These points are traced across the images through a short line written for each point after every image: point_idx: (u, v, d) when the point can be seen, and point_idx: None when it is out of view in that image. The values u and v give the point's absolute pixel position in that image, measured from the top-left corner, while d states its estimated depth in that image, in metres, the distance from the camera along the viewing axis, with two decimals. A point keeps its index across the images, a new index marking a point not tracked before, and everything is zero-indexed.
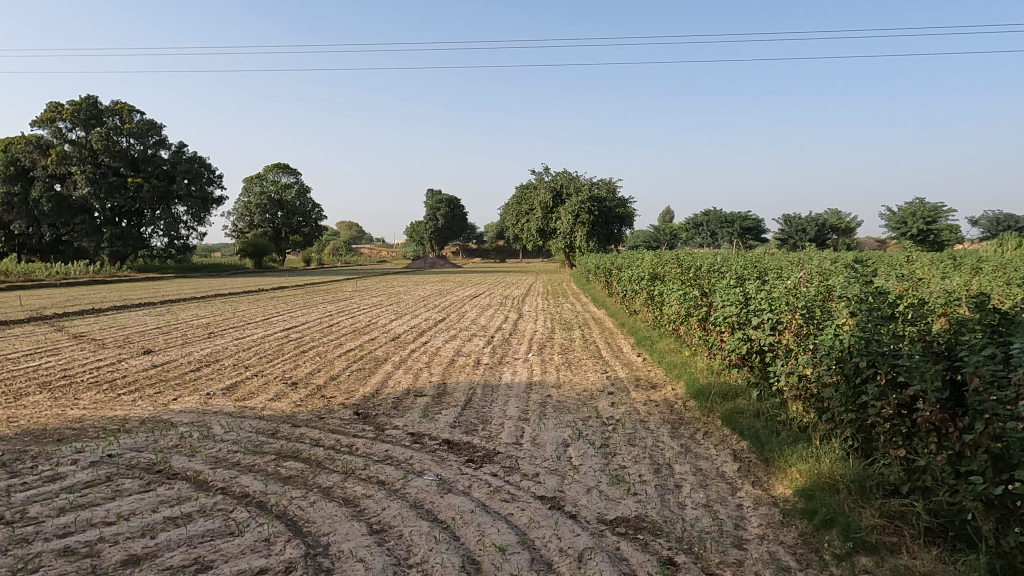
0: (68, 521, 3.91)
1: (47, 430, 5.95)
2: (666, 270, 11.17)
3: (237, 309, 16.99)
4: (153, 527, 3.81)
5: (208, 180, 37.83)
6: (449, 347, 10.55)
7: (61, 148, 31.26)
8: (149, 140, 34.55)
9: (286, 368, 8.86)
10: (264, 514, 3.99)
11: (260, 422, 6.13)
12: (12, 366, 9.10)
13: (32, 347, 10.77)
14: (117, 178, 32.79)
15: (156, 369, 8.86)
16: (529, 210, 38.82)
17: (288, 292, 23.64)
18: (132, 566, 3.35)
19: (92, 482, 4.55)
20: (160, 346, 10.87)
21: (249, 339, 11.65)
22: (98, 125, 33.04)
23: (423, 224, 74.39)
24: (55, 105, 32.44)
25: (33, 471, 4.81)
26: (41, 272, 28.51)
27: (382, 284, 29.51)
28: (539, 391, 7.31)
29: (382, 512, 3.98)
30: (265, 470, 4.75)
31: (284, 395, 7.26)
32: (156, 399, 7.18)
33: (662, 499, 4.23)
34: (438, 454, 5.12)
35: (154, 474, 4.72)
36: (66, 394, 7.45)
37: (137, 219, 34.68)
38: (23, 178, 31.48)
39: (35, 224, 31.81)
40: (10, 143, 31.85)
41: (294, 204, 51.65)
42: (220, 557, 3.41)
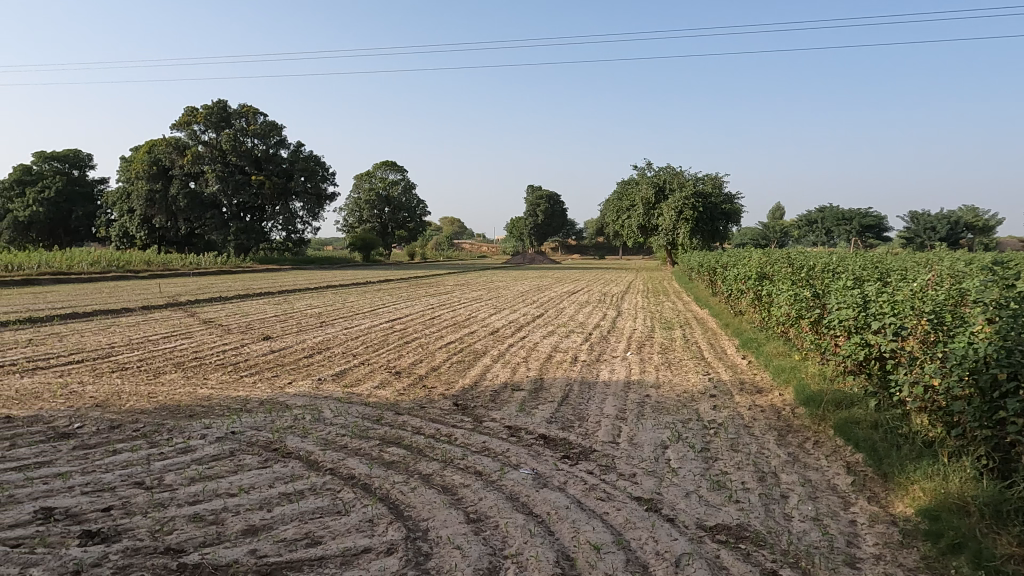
0: (198, 490, 4.28)
1: (180, 406, 6.56)
2: (775, 270, 10.65)
3: (346, 300, 17.84)
4: (269, 502, 4.09)
5: (323, 176, 39.75)
6: (546, 342, 10.60)
7: (196, 149, 34.15)
8: (271, 141, 36.90)
9: (389, 357, 9.24)
10: (368, 496, 4.18)
11: (366, 408, 6.43)
12: (153, 347, 10.06)
13: (170, 330, 11.87)
14: (242, 176, 35.36)
15: (273, 354, 9.52)
16: (630, 206, 38.09)
17: (393, 285, 24.53)
18: (251, 535, 3.62)
19: (217, 456, 4.95)
20: (277, 332, 11.64)
21: (357, 329, 12.19)
22: (227, 127, 35.84)
23: (523, 220, 75.18)
24: (191, 110, 35.51)
25: (168, 443, 5.30)
26: (176, 262, 31.39)
27: (481, 278, 30.12)
28: (637, 391, 7.20)
29: (479, 502, 4.06)
30: (369, 455, 4.97)
31: (388, 384, 7.57)
32: (273, 381, 7.73)
33: (766, 509, 4.04)
34: (534, 449, 5.15)
35: (271, 452, 5.07)
36: (196, 374, 8.17)
37: (259, 214, 37.23)
38: (164, 177, 34.90)
39: (173, 219, 35.21)
40: (154, 144, 35.21)
41: (400, 200, 53.61)
42: (328, 534, 3.61)
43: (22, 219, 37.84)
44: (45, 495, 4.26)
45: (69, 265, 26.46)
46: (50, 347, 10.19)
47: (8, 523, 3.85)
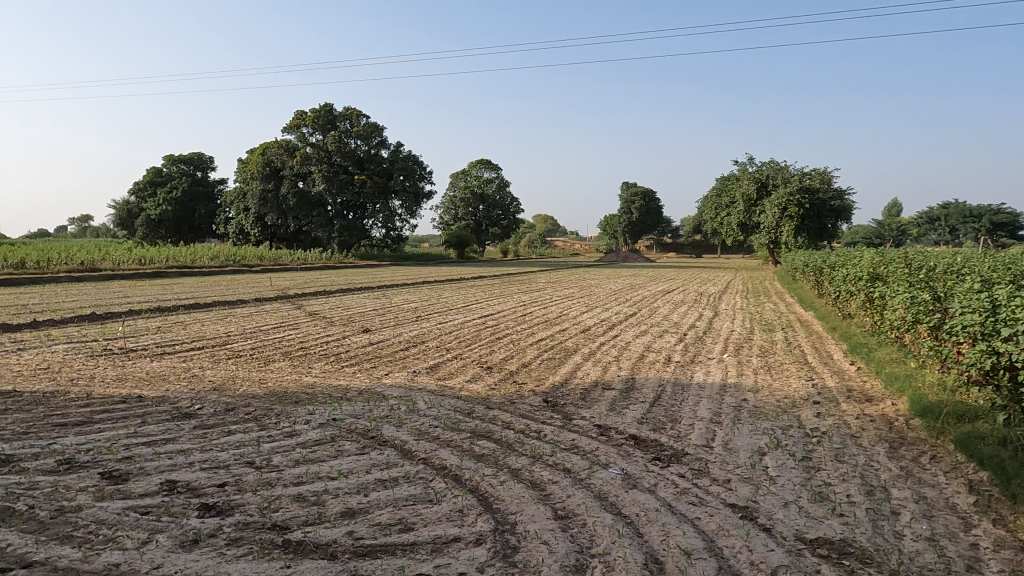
0: (302, 472, 4.54)
1: (287, 392, 6.98)
2: (890, 270, 9.93)
3: (441, 296, 18.32)
4: (366, 487, 4.28)
5: (421, 175, 40.87)
6: (639, 342, 10.43)
7: (304, 150, 36.15)
8: (373, 141, 38.40)
9: (481, 352, 9.41)
10: (459, 487, 4.28)
11: (458, 401, 6.58)
12: (264, 337, 10.76)
13: (279, 321, 12.66)
14: (346, 176, 37.06)
15: (372, 346, 9.95)
16: (729, 203, 36.74)
17: (486, 282, 24.88)
18: (349, 518, 3.80)
19: (319, 441, 5.23)
20: (375, 325, 12.14)
21: (450, 324, 12.49)
22: (333, 129, 37.69)
23: (617, 218, 74.26)
24: (301, 113, 37.62)
25: (276, 426, 5.66)
26: (286, 258, 33.39)
27: (573, 276, 30.05)
28: (734, 394, 6.93)
29: (567, 499, 4.06)
30: (461, 447, 5.09)
31: (479, 378, 7.71)
32: (372, 372, 8.08)
33: (874, 525, 3.78)
34: (624, 449, 5.09)
35: (368, 439, 5.29)
36: (302, 363, 8.67)
37: (361, 212, 38.84)
38: (275, 177, 37.22)
39: (283, 217, 37.50)
40: (267, 147, 37.59)
41: (494, 198, 54.24)
42: (420, 521, 3.73)
43: (153, 217, 41.60)
44: (170, 469, 4.67)
45: (192, 260, 28.79)
46: (176, 334, 11.15)
47: (138, 492, 4.25)
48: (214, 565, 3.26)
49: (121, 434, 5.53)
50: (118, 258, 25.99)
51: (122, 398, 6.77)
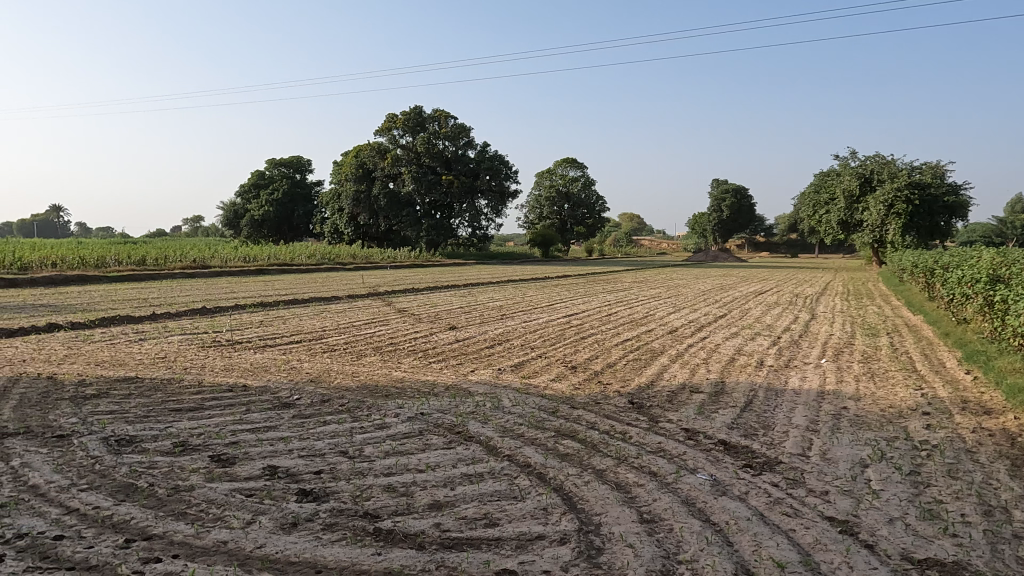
0: (391, 463, 4.70)
1: (377, 385, 7.25)
2: (1013, 272, 9.09)
3: (525, 295, 18.43)
4: (453, 480, 4.37)
5: (507, 175, 41.23)
6: (729, 344, 10.08)
7: (395, 152, 37.41)
8: (460, 142, 39.15)
9: (566, 351, 9.39)
10: (543, 485, 4.29)
11: (542, 399, 6.61)
12: (356, 332, 11.21)
13: (371, 317, 13.15)
14: (434, 176, 37.97)
15: (458, 343, 10.15)
16: (828, 199, 34.86)
17: (571, 281, 24.84)
18: (436, 510, 3.90)
19: (408, 434, 5.39)
20: (461, 323, 12.38)
21: (535, 322, 12.54)
22: (422, 131, 38.72)
23: (707, 216, 72.11)
24: (392, 117, 38.91)
25: (368, 419, 5.88)
26: (377, 256, 34.65)
27: (660, 276, 29.47)
28: (832, 402, 6.57)
29: (653, 503, 3.99)
30: (545, 445, 5.10)
31: (564, 377, 7.71)
32: (458, 368, 8.24)
33: (993, 549, 3.48)
34: (713, 454, 4.94)
35: (454, 434, 5.40)
36: (392, 358, 8.97)
37: (448, 212, 39.67)
38: (368, 178, 38.70)
39: (374, 217, 38.93)
40: (360, 149, 39.14)
41: (579, 197, 53.94)
42: (505, 517, 3.78)
43: (256, 217, 44.24)
44: (271, 455, 4.95)
45: (291, 258, 30.48)
46: (276, 327, 11.82)
47: (244, 475, 4.54)
48: (310, 548, 3.43)
49: (228, 420, 5.93)
50: (225, 257, 27.85)
51: (229, 387, 7.25)
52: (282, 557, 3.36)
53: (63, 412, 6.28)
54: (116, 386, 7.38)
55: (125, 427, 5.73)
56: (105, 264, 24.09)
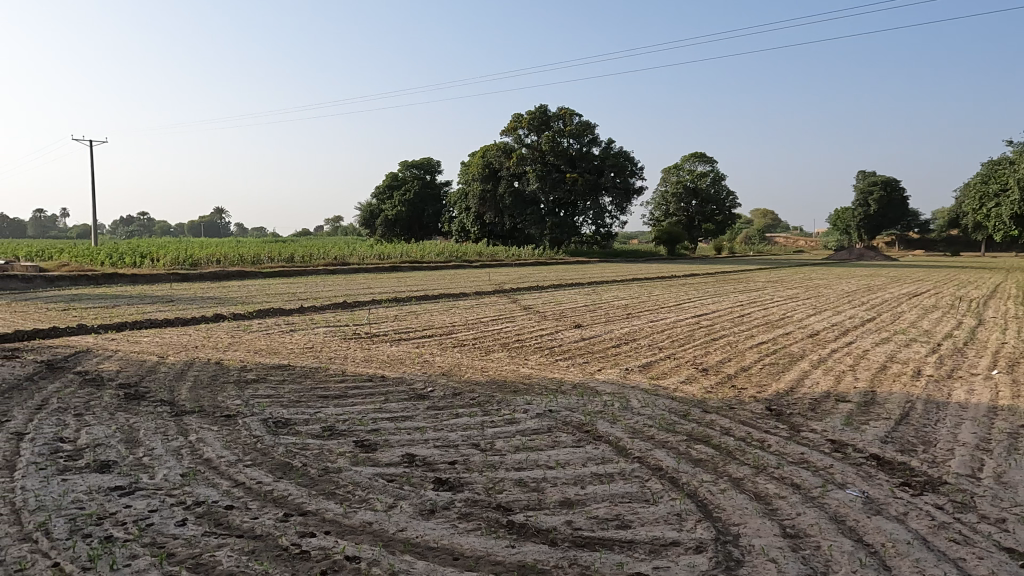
0: (522, 458, 4.78)
1: (506, 381, 7.40)
2: None
3: (651, 294, 18.03)
4: (583, 479, 4.37)
5: (633, 171, 40.49)
6: (879, 351, 9.26)
7: (520, 152, 38.05)
8: (585, 140, 39.03)
9: (696, 353, 9.08)
10: (676, 490, 4.18)
11: (672, 402, 6.43)
12: (484, 328, 11.53)
13: (498, 313, 13.47)
14: (559, 174, 38.13)
15: (585, 341, 10.13)
16: (999, 191, 31.06)
17: (699, 280, 24.01)
18: (567, 507, 3.92)
19: (537, 430, 5.46)
20: (587, 321, 12.36)
21: (662, 322, 12.25)
22: (547, 129, 39.03)
23: (851, 211, 66.81)
24: (518, 117, 39.59)
25: (498, 413, 6.02)
26: (502, 254, 35.45)
27: (798, 275, 27.69)
28: (1008, 419, 5.84)
29: (797, 517, 3.75)
30: (677, 449, 4.97)
31: (695, 380, 7.45)
32: (585, 367, 8.24)
33: None
34: (865, 469, 4.57)
35: (583, 432, 5.40)
36: (519, 354, 9.13)
37: (572, 209, 39.70)
38: (494, 178, 39.70)
39: (500, 215, 39.86)
40: (486, 149, 40.16)
41: (708, 192, 51.90)
42: (637, 520, 3.72)
43: (390, 217, 46.70)
44: (409, 443, 5.21)
45: (422, 255, 31.98)
46: (410, 322, 12.44)
47: (385, 460, 4.82)
48: (448, 535, 3.58)
49: (369, 408, 6.32)
50: (362, 254, 29.72)
51: (369, 377, 7.73)
52: (422, 541, 3.52)
53: (229, 394, 7.01)
54: (272, 372, 8.12)
55: (280, 410, 6.29)
56: (260, 260, 26.59)
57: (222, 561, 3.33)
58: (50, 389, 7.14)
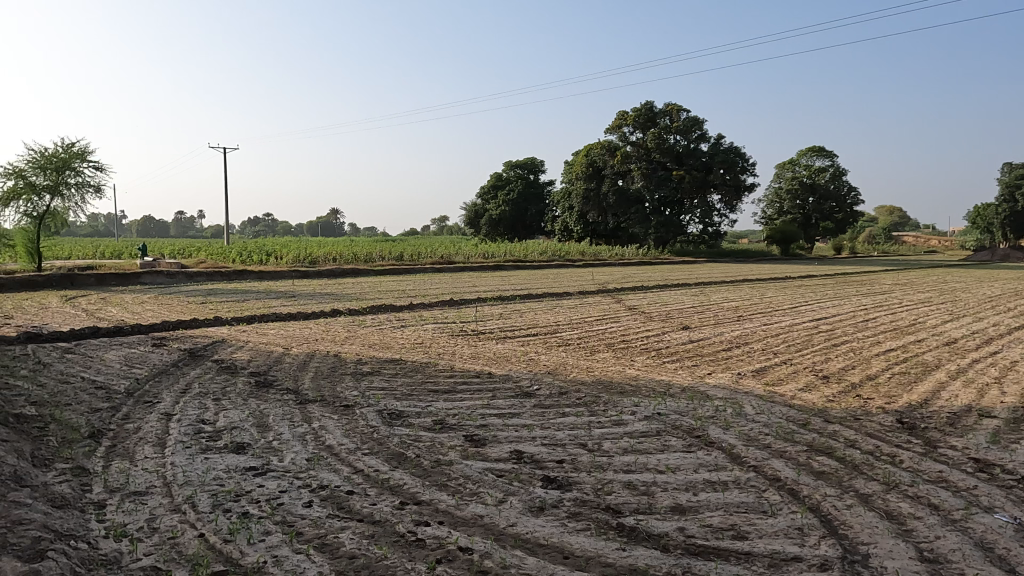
0: (631, 461, 4.72)
1: (612, 382, 7.32)
2: None
3: (763, 295, 17.22)
4: (695, 486, 4.25)
5: (744, 168, 38.79)
6: None
7: (624, 149, 37.52)
8: (693, 136, 37.86)
9: (815, 359, 8.56)
10: (796, 503, 3.97)
11: (790, 410, 6.11)
12: (588, 328, 11.48)
13: (602, 313, 13.36)
14: (665, 172, 37.19)
15: (693, 343, 9.83)
16: None
17: (816, 281, 22.65)
18: (679, 514, 3.82)
19: (646, 433, 5.37)
20: (694, 323, 11.99)
21: (776, 326, 11.65)
22: (653, 126, 38.20)
23: (994, 207, 60.59)
24: (623, 114, 39.04)
25: (605, 414, 5.97)
26: (605, 254, 35.13)
27: (930, 277, 25.45)
28: None
29: (936, 541, 3.46)
30: (796, 460, 4.72)
31: (814, 387, 7.03)
32: (694, 370, 7.99)
33: None
34: (1016, 493, 4.13)
35: (695, 438, 5.24)
36: (625, 355, 9.00)
37: (679, 208, 38.65)
38: (597, 176, 39.42)
39: (603, 214, 39.51)
40: (590, 148, 39.86)
41: (827, 188, 48.75)
42: (755, 532, 3.57)
43: (494, 217, 47.51)
44: (516, 440, 5.28)
45: (524, 254, 32.32)
46: (515, 320, 12.61)
47: (494, 456, 4.91)
48: (558, 534, 3.59)
49: (477, 404, 6.47)
50: (467, 253, 30.46)
51: (476, 373, 7.91)
52: (532, 538, 3.56)
53: (348, 385, 7.41)
54: (386, 365, 8.49)
55: (394, 402, 6.57)
56: (372, 258, 27.89)
57: (345, 543, 3.53)
58: (193, 375, 7.86)
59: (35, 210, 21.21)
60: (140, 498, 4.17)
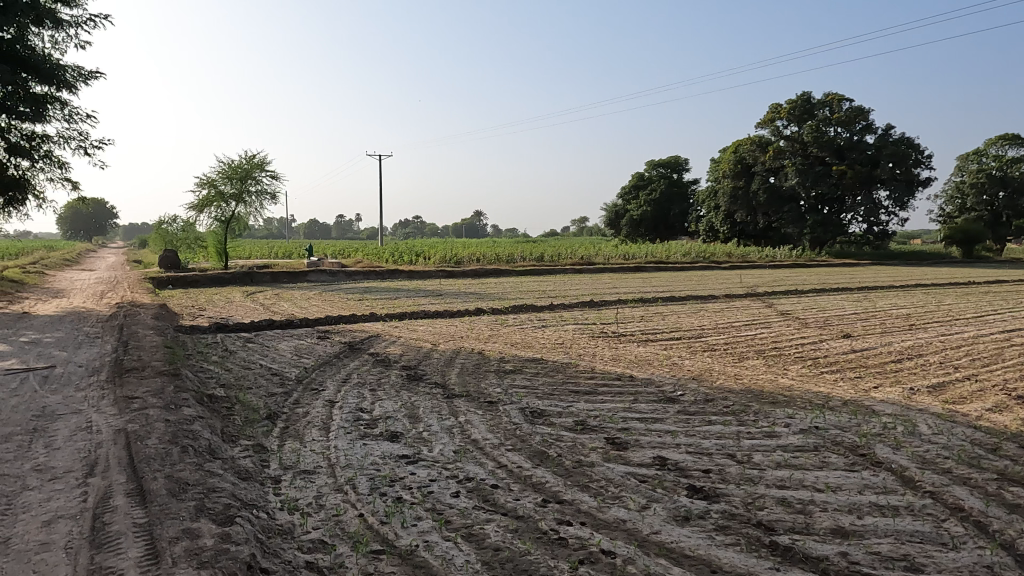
0: (784, 476, 4.43)
1: (763, 391, 6.91)
2: None
3: (941, 302, 15.39)
4: (860, 508, 3.90)
5: (917, 160, 34.89)
6: None
7: (778, 145, 35.56)
8: (856, 127, 34.75)
9: (1007, 377, 7.51)
10: (984, 537, 3.52)
11: (975, 432, 5.41)
12: (736, 333, 10.93)
13: (751, 318, 12.66)
14: (823, 167, 34.41)
15: (856, 353, 9.02)
16: None
17: (1007, 287, 19.91)
18: (841, 538, 3.53)
19: (802, 448, 5.02)
20: (857, 331, 11.00)
21: (957, 337, 10.36)
22: (810, 119, 35.65)
23: None
24: (776, 107, 36.85)
25: (755, 425, 5.66)
26: (754, 255, 33.35)
27: None
28: None
29: None
30: (983, 489, 4.18)
31: (1007, 409, 6.16)
32: (857, 383, 7.33)
33: None
34: None
35: (859, 456, 4.82)
36: (777, 363, 8.47)
37: (839, 206, 35.73)
38: (747, 174, 37.65)
39: (752, 214, 37.62)
40: (740, 144, 38.39)
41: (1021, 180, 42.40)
42: (932, 565, 3.21)
43: (635, 217, 46.76)
44: (660, 446, 5.16)
45: (666, 255, 31.56)
46: (657, 323, 12.32)
47: (636, 460, 4.84)
48: (705, 546, 3.46)
49: (619, 407, 6.40)
50: (608, 254, 30.24)
51: (617, 376, 7.83)
52: (678, 548, 3.46)
53: (491, 382, 7.65)
54: (527, 364, 8.66)
55: (536, 401, 6.69)
56: (514, 258, 28.57)
57: (490, 535, 3.64)
58: (352, 366, 8.51)
59: (224, 215, 24.01)
60: (309, 476, 4.59)
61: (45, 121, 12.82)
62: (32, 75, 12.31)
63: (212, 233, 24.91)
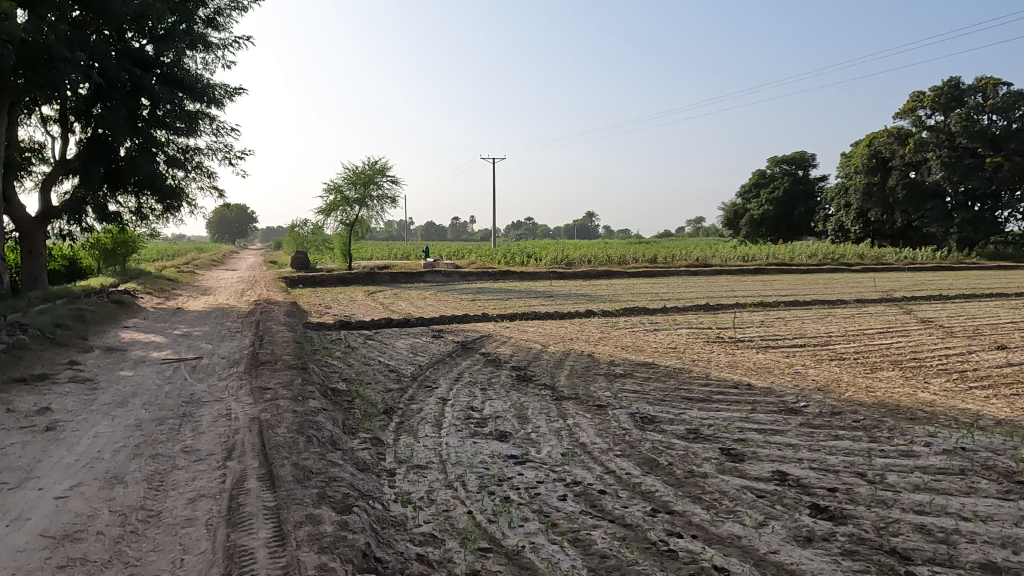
0: (924, 501, 4.03)
1: (899, 406, 6.33)
2: None
3: None
4: (1016, 543, 3.47)
5: None
6: None
7: (919, 136, 32.66)
8: (1015, 114, 31.06)
9: None
10: None
11: None
12: (868, 341, 10.11)
13: (885, 326, 11.65)
14: (975, 160, 31.04)
15: (1013, 367, 8.03)
16: None
17: None
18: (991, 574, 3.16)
19: (945, 470, 4.55)
20: (1014, 342, 9.81)
21: None
22: (959, 106, 32.31)
23: None
24: (919, 95, 33.79)
25: (890, 442, 5.20)
26: (890, 257, 30.74)
27: None
28: None
29: None
30: None
31: None
32: (1014, 400, 6.53)
33: None
34: None
35: (1015, 483, 4.30)
36: (916, 376, 7.73)
37: (993, 202, 32.22)
38: (883, 168, 34.82)
39: (889, 211, 34.91)
40: (875, 138, 35.59)
41: None
42: None
43: (755, 217, 44.63)
44: (780, 460, 4.87)
45: (790, 257, 29.89)
46: (778, 328, 11.64)
47: (754, 474, 4.59)
48: (828, 571, 3.22)
49: (736, 417, 6.10)
50: (726, 256, 29.03)
51: (734, 384, 7.47)
52: (798, 571, 3.25)
53: (600, 385, 7.55)
54: (638, 368, 8.48)
55: (646, 407, 6.52)
56: (625, 260, 28.11)
57: (596, 541, 3.60)
58: (463, 365, 8.73)
59: (348, 219, 25.46)
60: (421, 470, 4.76)
61: (197, 136, 14.13)
62: (187, 95, 13.59)
63: (338, 236, 26.51)
